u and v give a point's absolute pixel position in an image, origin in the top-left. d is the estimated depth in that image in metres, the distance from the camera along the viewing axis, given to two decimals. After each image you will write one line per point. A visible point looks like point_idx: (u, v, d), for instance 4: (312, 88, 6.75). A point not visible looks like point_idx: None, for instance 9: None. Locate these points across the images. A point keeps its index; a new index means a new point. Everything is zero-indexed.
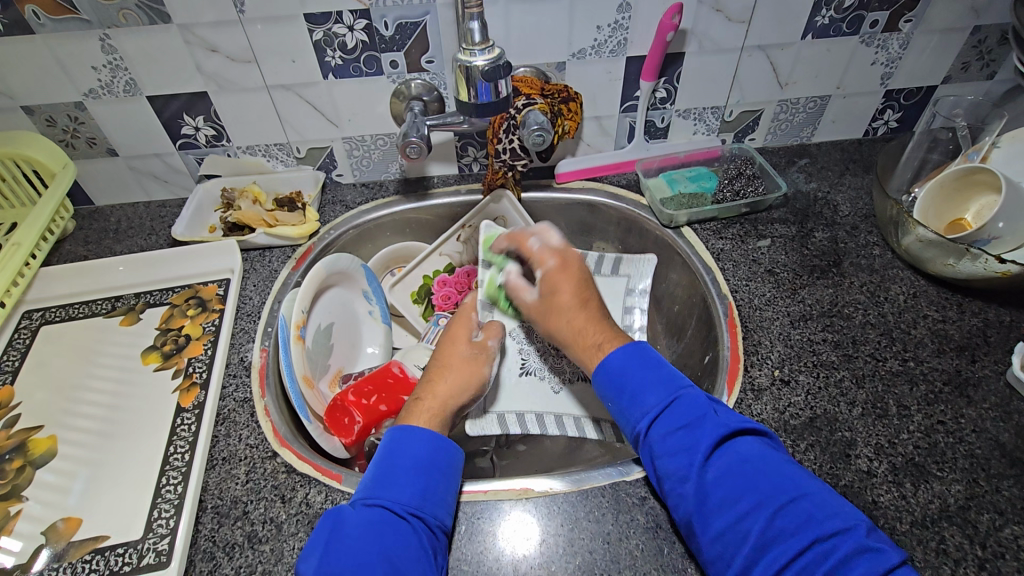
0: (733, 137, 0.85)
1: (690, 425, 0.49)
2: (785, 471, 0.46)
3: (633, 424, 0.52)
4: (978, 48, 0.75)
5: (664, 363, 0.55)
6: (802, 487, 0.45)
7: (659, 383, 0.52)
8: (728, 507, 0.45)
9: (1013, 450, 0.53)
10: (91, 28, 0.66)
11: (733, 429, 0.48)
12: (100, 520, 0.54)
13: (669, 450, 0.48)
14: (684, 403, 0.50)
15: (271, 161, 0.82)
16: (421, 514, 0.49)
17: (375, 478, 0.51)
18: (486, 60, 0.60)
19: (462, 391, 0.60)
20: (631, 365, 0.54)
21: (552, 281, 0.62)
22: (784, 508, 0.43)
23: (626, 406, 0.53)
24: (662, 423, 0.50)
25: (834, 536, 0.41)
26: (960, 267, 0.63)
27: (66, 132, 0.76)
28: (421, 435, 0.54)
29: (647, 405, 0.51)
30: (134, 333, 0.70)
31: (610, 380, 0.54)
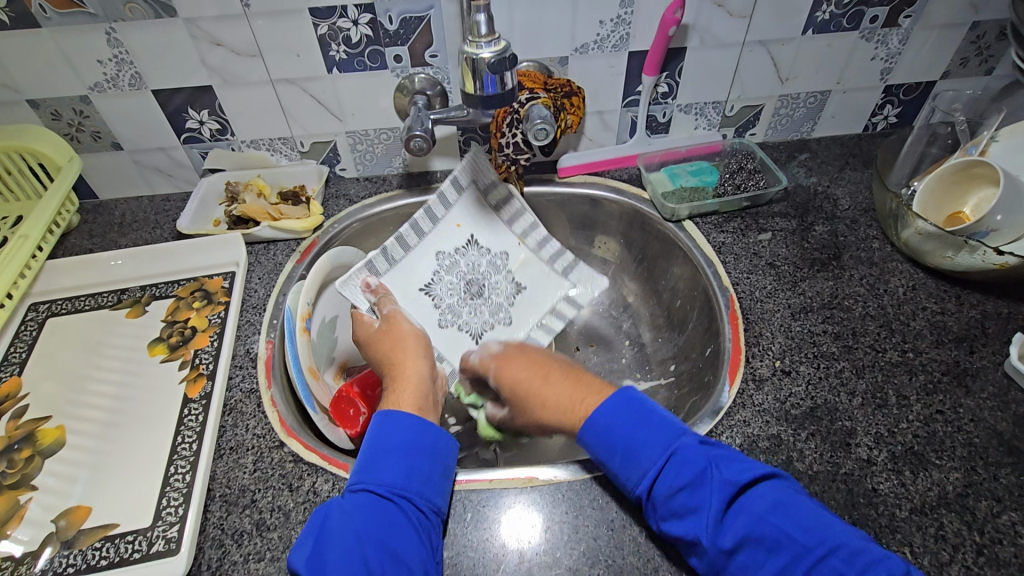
0: (734, 132, 0.86)
1: (694, 484, 0.46)
2: (807, 524, 0.43)
3: (634, 489, 0.49)
4: (977, 44, 0.75)
5: (653, 411, 0.52)
6: (826, 540, 0.42)
7: (654, 436, 0.50)
8: (754, 567, 0.42)
9: (1010, 439, 0.54)
10: (97, 22, 0.66)
11: (740, 481, 0.46)
12: (110, 509, 0.54)
13: (677, 512, 0.46)
14: (684, 457, 0.48)
15: (275, 156, 0.83)
16: (408, 493, 0.50)
17: (363, 462, 0.52)
18: (492, 52, 0.60)
19: (422, 359, 0.63)
20: (620, 423, 0.51)
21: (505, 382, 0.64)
22: (815, 566, 0.41)
23: (623, 468, 0.50)
24: (663, 486, 0.47)
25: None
26: (958, 260, 0.64)
27: (71, 126, 0.77)
28: (402, 418, 0.54)
29: (645, 465, 0.48)
30: (140, 325, 0.71)
31: (600, 440, 0.51)
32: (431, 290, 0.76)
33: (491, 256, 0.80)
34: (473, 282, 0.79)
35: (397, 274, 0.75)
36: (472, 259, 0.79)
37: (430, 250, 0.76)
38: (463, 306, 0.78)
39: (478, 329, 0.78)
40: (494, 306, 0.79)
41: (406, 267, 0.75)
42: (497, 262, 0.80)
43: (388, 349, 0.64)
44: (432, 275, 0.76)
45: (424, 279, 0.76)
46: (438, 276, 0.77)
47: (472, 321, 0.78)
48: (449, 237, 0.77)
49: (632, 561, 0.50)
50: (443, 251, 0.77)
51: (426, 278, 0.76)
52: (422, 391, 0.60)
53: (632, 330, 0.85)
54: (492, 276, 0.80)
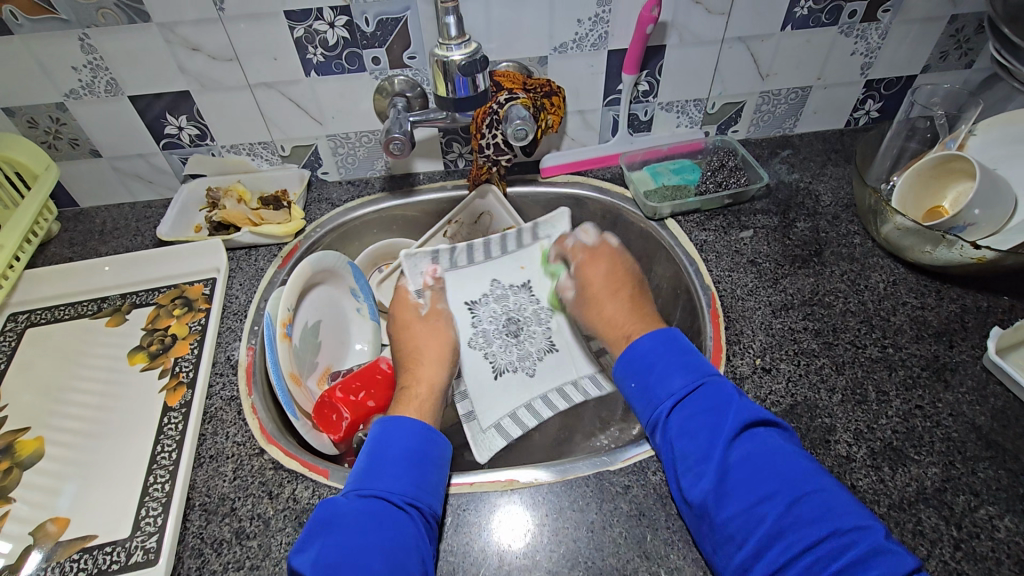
0: (716, 129, 0.86)
1: (715, 410, 0.52)
2: (804, 465, 0.48)
3: (656, 403, 0.55)
4: (956, 37, 0.75)
5: (691, 350, 0.58)
6: (816, 481, 0.46)
7: (689, 364, 0.56)
8: (744, 490, 0.47)
9: (988, 433, 0.54)
10: (70, 28, 0.66)
11: (755, 419, 0.51)
12: (89, 520, 0.54)
13: (689, 430, 0.51)
14: (709, 389, 0.54)
15: (255, 160, 0.82)
16: (419, 503, 0.50)
17: (370, 468, 0.52)
18: (462, 54, 0.60)
19: (442, 372, 0.67)
20: (659, 350, 0.58)
21: (585, 275, 0.73)
22: (801, 498, 0.45)
23: (653, 385, 0.56)
24: (685, 405, 0.53)
25: (851, 530, 0.43)
26: (937, 254, 0.64)
27: (48, 133, 0.76)
28: (414, 425, 0.56)
29: (674, 385, 0.55)
30: (120, 333, 0.70)
31: (635, 361, 0.59)
32: (475, 307, 0.80)
33: (537, 305, 0.81)
34: (513, 320, 0.80)
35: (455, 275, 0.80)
36: (521, 301, 0.81)
37: (489, 274, 0.81)
38: (498, 337, 0.79)
39: (502, 364, 0.77)
40: (525, 352, 0.78)
41: (465, 276, 0.81)
42: (541, 315, 0.80)
43: (412, 347, 0.69)
44: (480, 296, 0.80)
45: (471, 295, 0.80)
46: (486, 297, 0.80)
47: (500, 355, 0.77)
48: (508, 271, 0.82)
49: (611, 563, 0.50)
50: (499, 281, 0.81)
51: (474, 295, 0.80)
52: (433, 402, 0.63)
53: None
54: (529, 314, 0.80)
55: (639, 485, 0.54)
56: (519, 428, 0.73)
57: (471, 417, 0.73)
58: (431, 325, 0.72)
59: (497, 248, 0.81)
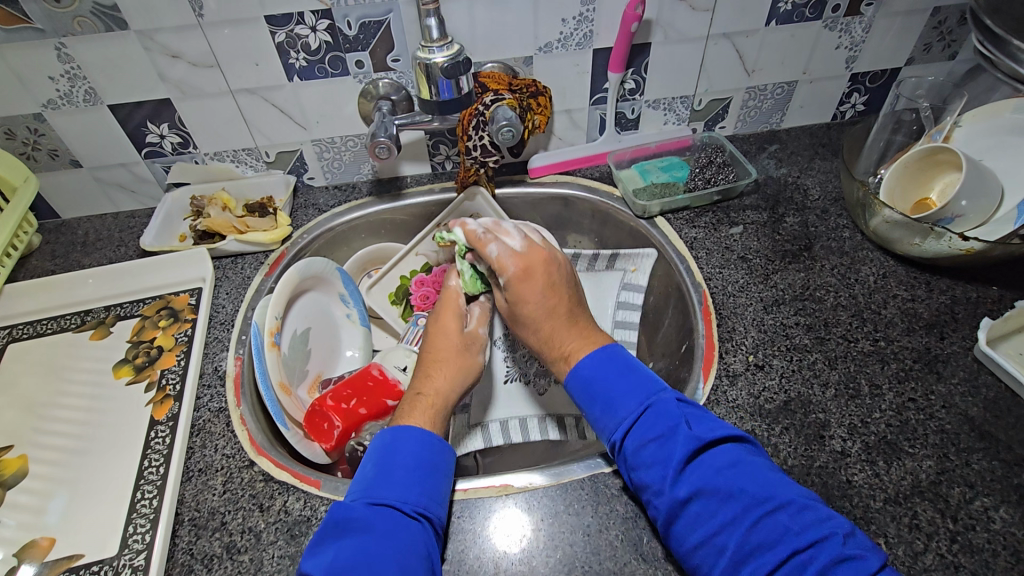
0: (704, 126, 0.86)
1: (663, 436, 0.49)
2: (763, 479, 0.45)
3: (608, 434, 0.52)
4: (939, 29, 0.76)
5: (637, 367, 0.55)
6: (776, 495, 0.44)
7: (635, 388, 0.53)
8: (702, 522, 0.45)
9: (981, 424, 0.54)
10: (45, 37, 0.64)
11: (706, 437, 0.48)
12: (74, 539, 0.53)
13: (641, 460, 0.49)
14: (658, 409, 0.51)
15: (240, 167, 0.81)
16: (429, 513, 0.49)
17: (383, 476, 0.50)
18: (445, 57, 0.60)
19: (460, 384, 0.60)
20: (603, 372, 0.55)
21: (517, 292, 0.59)
22: (761, 519, 0.43)
23: (602, 413, 0.53)
24: (634, 433, 0.50)
25: (812, 547, 0.41)
26: (926, 246, 0.64)
27: (27, 144, 0.74)
28: (428, 438, 0.54)
29: (623, 412, 0.52)
30: (104, 347, 0.69)
31: (581, 387, 0.55)
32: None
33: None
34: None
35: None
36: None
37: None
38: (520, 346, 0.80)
39: (513, 374, 0.78)
40: (542, 370, 0.78)
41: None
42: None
43: (433, 356, 0.61)
44: None
45: None
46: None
47: (521, 365, 0.79)
48: None
49: (608, 566, 0.49)
50: None
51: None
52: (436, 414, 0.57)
53: None
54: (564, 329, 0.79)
55: None
56: (501, 438, 0.73)
57: (465, 408, 0.76)
58: (469, 339, 0.63)
59: None
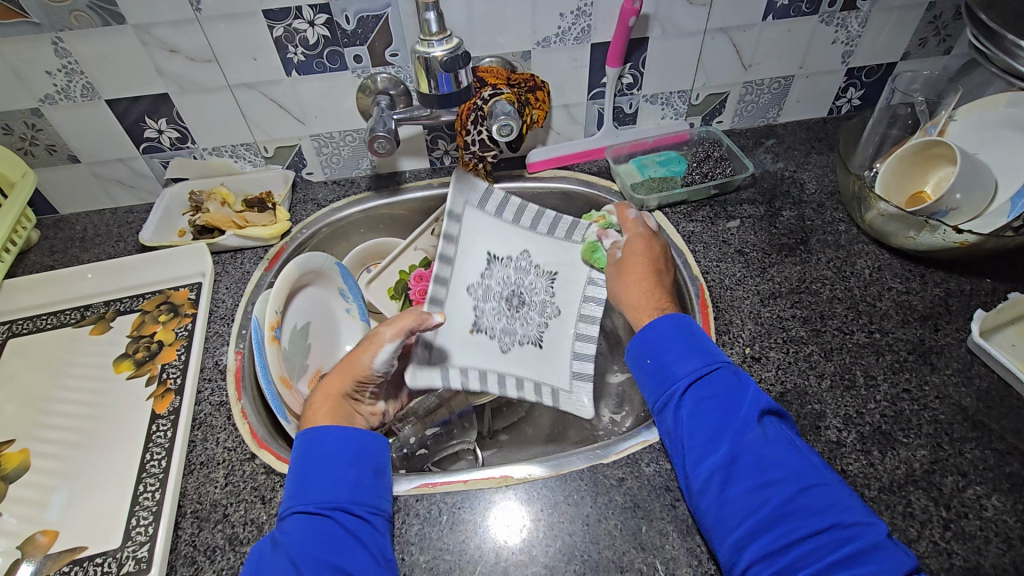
0: (701, 120, 0.86)
1: (730, 394, 0.51)
2: (811, 459, 0.48)
3: (672, 379, 0.54)
4: (934, 24, 0.76)
5: (706, 332, 0.58)
6: (824, 475, 0.47)
7: (709, 348, 0.55)
8: (753, 475, 0.47)
9: (974, 414, 0.55)
10: (42, 31, 0.64)
11: (768, 405, 0.51)
12: (78, 532, 0.53)
13: (703, 409, 0.51)
14: (723, 372, 0.53)
15: (238, 162, 0.81)
16: (346, 506, 0.49)
17: (301, 483, 0.50)
18: (443, 50, 0.60)
19: (389, 380, 0.63)
20: (677, 329, 0.57)
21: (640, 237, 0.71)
22: (810, 488, 0.45)
23: (669, 361, 0.55)
24: (700, 386, 0.53)
25: (856, 526, 0.43)
26: (920, 239, 0.64)
27: (24, 140, 0.74)
28: (337, 428, 0.54)
29: (692, 363, 0.54)
30: (104, 342, 0.69)
31: (648, 336, 0.57)
32: (494, 260, 0.78)
33: (547, 286, 0.79)
34: (515, 295, 0.78)
35: (483, 220, 0.78)
36: (535, 282, 0.79)
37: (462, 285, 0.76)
38: (499, 308, 0.77)
39: (484, 325, 0.76)
40: (529, 321, 0.77)
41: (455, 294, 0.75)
42: (547, 308, 0.78)
43: (352, 347, 0.62)
44: (473, 309, 0.76)
45: (469, 321, 0.75)
46: (508, 258, 0.79)
47: (487, 316, 0.76)
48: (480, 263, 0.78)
49: (607, 555, 0.50)
50: (471, 284, 0.77)
51: (470, 319, 0.75)
52: (339, 407, 0.58)
53: None
54: (526, 281, 0.79)
55: (633, 477, 0.54)
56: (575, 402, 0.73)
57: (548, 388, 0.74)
58: (376, 329, 0.62)
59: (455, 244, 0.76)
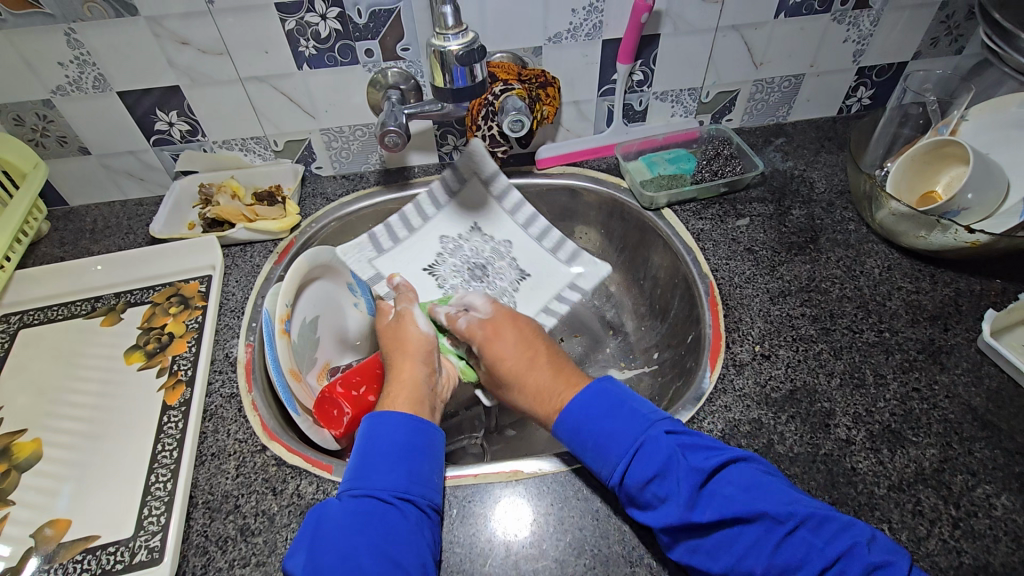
0: (711, 118, 0.86)
1: (664, 471, 0.47)
2: (777, 496, 0.44)
3: (607, 478, 0.50)
4: (946, 24, 0.76)
5: (626, 399, 0.53)
6: (796, 512, 0.43)
7: (620, 429, 0.50)
8: (723, 549, 0.44)
9: (984, 414, 0.55)
10: (55, 22, 0.64)
11: (709, 466, 0.46)
12: (91, 521, 0.54)
13: (650, 501, 0.47)
14: (654, 443, 0.48)
15: (248, 155, 0.81)
16: (411, 497, 0.50)
17: (362, 467, 0.51)
18: (460, 44, 0.60)
19: (421, 365, 0.61)
20: (590, 414, 0.52)
21: (492, 352, 0.62)
22: (783, 539, 0.42)
23: (592, 460, 0.51)
24: (634, 474, 0.48)
25: (838, 564, 0.41)
26: (931, 239, 0.64)
27: (35, 131, 0.75)
28: (399, 419, 0.54)
29: (613, 460, 0.49)
30: (115, 333, 0.69)
31: (571, 433, 0.52)
32: (435, 271, 0.79)
33: (494, 244, 0.81)
34: (476, 266, 0.80)
35: (390, 260, 0.79)
36: (476, 246, 0.81)
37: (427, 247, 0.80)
38: (466, 287, 0.79)
39: None
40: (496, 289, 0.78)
41: (408, 248, 0.79)
42: (501, 250, 0.81)
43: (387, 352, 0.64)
44: (436, 256, 0.80)
45: (426, 261, 0.79)
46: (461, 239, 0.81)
47: None
48: (428, 248, 0.80)
49: (617, 550, 0.50)
50: (445, 235, 0.81)
51: (429, 260, 0.79)
52: (420, 397, 0.58)
53: (615, 320, 0.85)
54: (495, 262, 0.80)
55: None
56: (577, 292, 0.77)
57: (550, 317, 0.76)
58: (400, 320, 0.66)
59: (403, 230, 0.80)
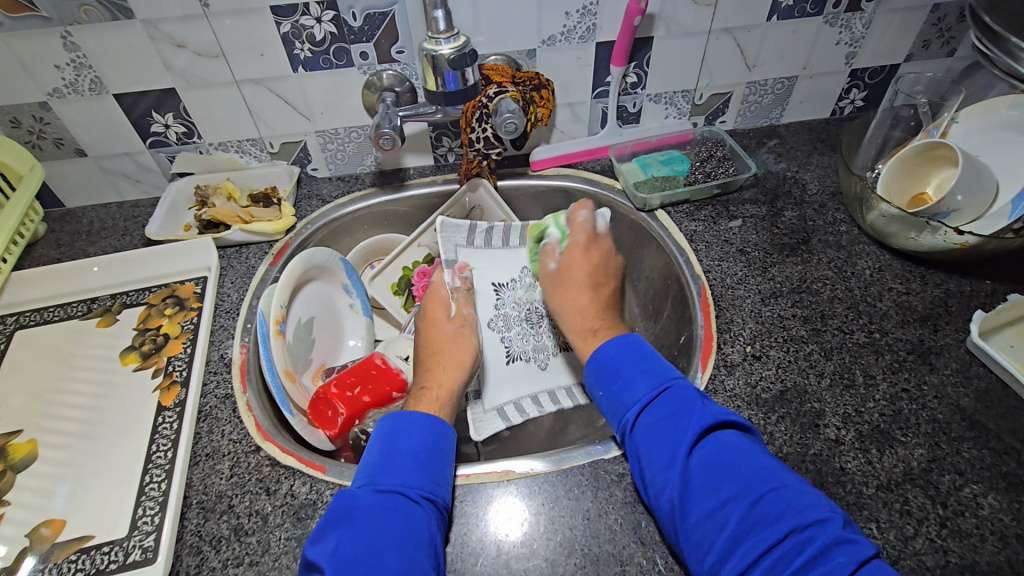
0: (704, 120, 0.86)
1: (677, 415, 0.50)
2: (763, 463, 0.46)
3: (622, 410, 0.53)
4: (938, 26, 0.76)
5: (654, 356, 0.56)
6: (778, 477, 0.45)
7: (649, 371, 0.54)
8: (706, 496, 0.45)
9: (972, 414, 0.56)
10: (52, 26, 0.65)
11: (717, 420, 0.49)
12: (85, 521, 0.54)
13: (654, 435, 0.50)
14: (671, 394, 0.52)
15: (244, 157, 0.82)
16: (433, 497, 0.51)
17: (387, 462, 0.52)
18: (451, 48, 0.60)
19: (461, 375, 0.64)
20: (623, 355, 0.56)
21: (570, 258, 0.69)
22: (762, 496, 0.43)
23: (618, 392, 0.54)
24: (651, 409, 0.51)
25: (810, 526, 0.41)
26: (921, 240, 0.65)
27: (32, 133, 0.75)
28: (426, 420, 0.56)
29: (639, 390, 0.53)
30: (111, 334, 0.70)
31: (600, 369, 0.57)
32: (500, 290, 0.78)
33: None
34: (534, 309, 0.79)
35: (475, 255, 0.79)
36: None
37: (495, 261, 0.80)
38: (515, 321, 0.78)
39: (518, 354, 0.77)
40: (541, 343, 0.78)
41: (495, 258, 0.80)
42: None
43: (430, 351, 0.66)
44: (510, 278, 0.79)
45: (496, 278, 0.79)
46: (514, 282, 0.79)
47: (516, 342, 0.77)
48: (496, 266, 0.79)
49: (607, 549, 0.50)
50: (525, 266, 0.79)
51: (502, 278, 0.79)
52: (447, 407, 0.61)
53: None
54: None
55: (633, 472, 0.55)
56: None
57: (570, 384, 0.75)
58: (464, 325, 0.69)
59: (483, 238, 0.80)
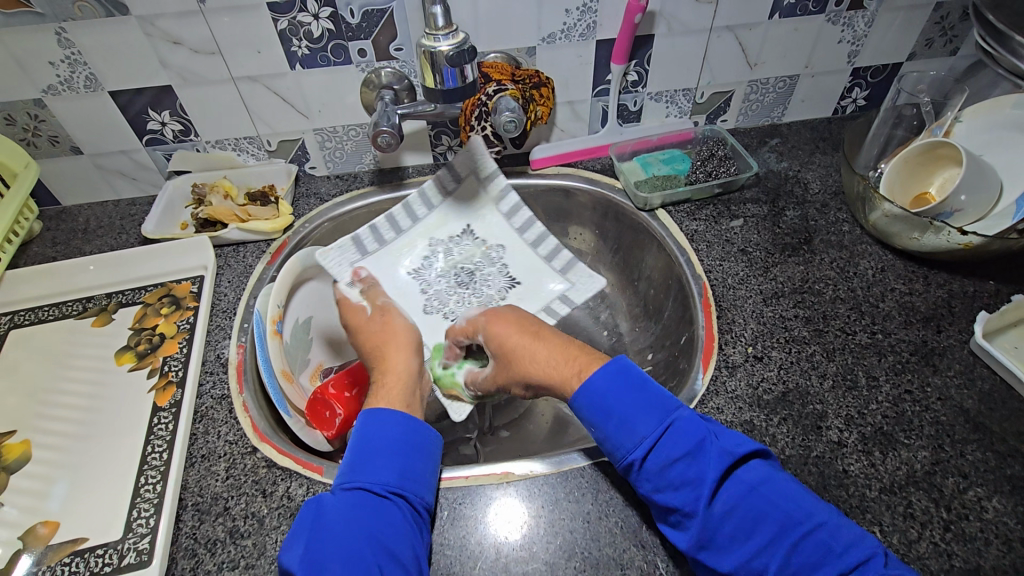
0: (705, 119, 0.86)
1: (692, 454, 0.46)
2: (791, 496, 0.44)
3: (626, 454, 0.48)
4: (940, 25, 0.76)
5: (648, 379, 0.51)
6: (813, 514, 0.43)
7: (651, 406, 0.49)
8: (740, 542, 0.43)
9: (977, 416, 0.55)
10: (45, 22, 0.64)
11: (734, 455, 0.45)
12: (79, 523, 0.53)
13: (672, 482, 0.45)
14: (681, 428, 0.47)
15: (241, 155, 0.81)
16: (404, 493, 0.49)
17: (353, 460, 0.50)
18: (450, 44, 0.59)
19: (411, 355, 0.62)
20: (616, 390, 0.50)
21: (495, 335, 0.62)
22: (802, 539, 0.42)
23: (617, 433, 0.49)
24: (659, 454, 0.47)
25: (854, 571, 0.40)
26: (924, 240, 0.64)
27: (27, 130, 0.74)
28: (393, 415, 0.53)
29: (642, 432, 0.47)
30: (106, 333, 0.69)
31: (591, 405, 0.50)
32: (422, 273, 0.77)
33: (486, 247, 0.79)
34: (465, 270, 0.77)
35: (391, 252, 0.77)
36: (465, 248, 0.79)
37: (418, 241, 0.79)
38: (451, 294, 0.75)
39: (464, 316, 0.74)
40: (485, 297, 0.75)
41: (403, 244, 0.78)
42: (491, 254, 0.78)
43: (373, 343, 0.64)
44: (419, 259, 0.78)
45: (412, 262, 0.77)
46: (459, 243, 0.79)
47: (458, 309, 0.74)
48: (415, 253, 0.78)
49: (607, 552, 0.50)
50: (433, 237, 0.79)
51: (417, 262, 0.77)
52: (411, 390, 0.58)
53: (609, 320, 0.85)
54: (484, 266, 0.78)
55: None
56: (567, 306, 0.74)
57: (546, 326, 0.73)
58: (384, 312, 0.67)
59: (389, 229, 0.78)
